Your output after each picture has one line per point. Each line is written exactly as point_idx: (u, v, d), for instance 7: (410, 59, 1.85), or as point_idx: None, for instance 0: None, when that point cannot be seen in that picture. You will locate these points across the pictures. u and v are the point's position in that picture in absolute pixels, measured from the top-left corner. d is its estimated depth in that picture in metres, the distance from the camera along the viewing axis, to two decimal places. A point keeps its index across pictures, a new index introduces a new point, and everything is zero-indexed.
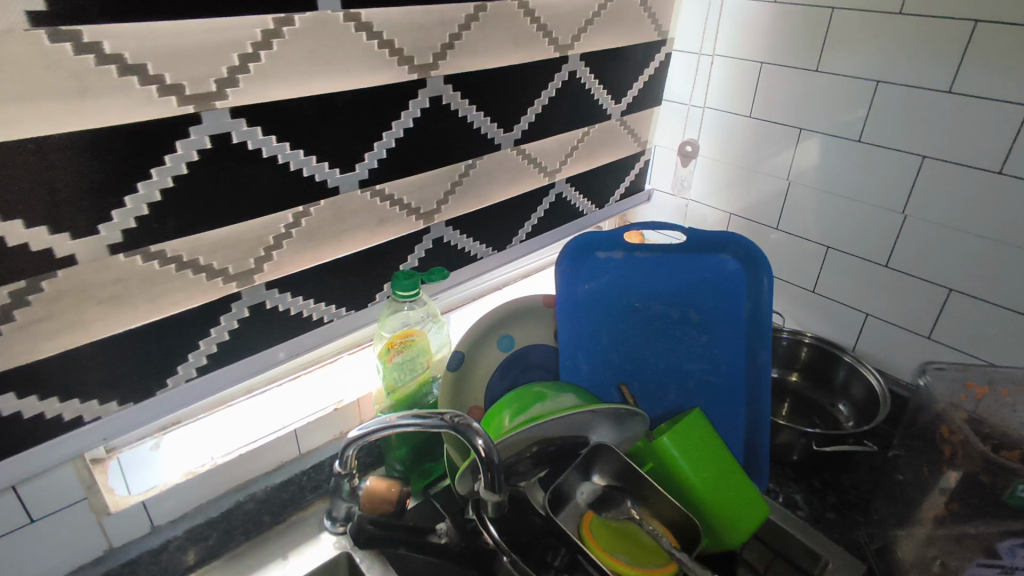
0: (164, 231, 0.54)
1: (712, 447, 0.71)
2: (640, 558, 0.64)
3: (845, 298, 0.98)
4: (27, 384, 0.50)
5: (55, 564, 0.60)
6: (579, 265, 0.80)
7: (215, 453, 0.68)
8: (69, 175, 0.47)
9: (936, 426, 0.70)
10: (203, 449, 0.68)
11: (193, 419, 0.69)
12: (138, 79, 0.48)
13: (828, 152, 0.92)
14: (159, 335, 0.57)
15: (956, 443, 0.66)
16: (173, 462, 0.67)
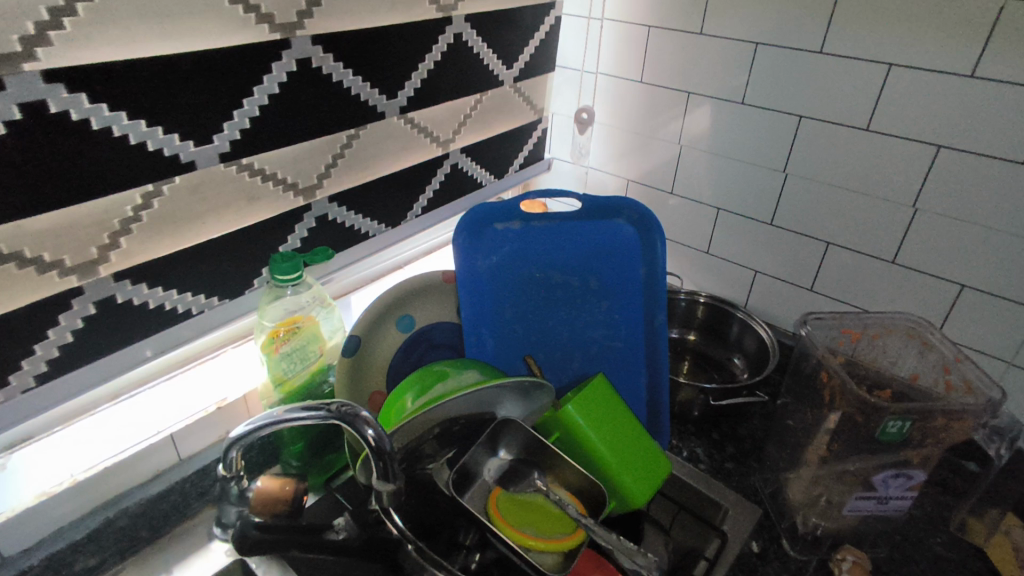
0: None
1: (616, 411, 0.73)
2: (546, 528, 0.63)
3: (736, 257, 1.02)
4: None
5: None
6: (478, 237, 0.78)
7: (75, 469, 0.61)
8: None
9: (817, 373, 0.72)
10: (60, 466, 0.61)
11: (48, 433, 0.62)
12: None
13: (715, 115, 0.94)
14: None
15: (835, 386, 0.68)
16: (22, 484, 0.59)
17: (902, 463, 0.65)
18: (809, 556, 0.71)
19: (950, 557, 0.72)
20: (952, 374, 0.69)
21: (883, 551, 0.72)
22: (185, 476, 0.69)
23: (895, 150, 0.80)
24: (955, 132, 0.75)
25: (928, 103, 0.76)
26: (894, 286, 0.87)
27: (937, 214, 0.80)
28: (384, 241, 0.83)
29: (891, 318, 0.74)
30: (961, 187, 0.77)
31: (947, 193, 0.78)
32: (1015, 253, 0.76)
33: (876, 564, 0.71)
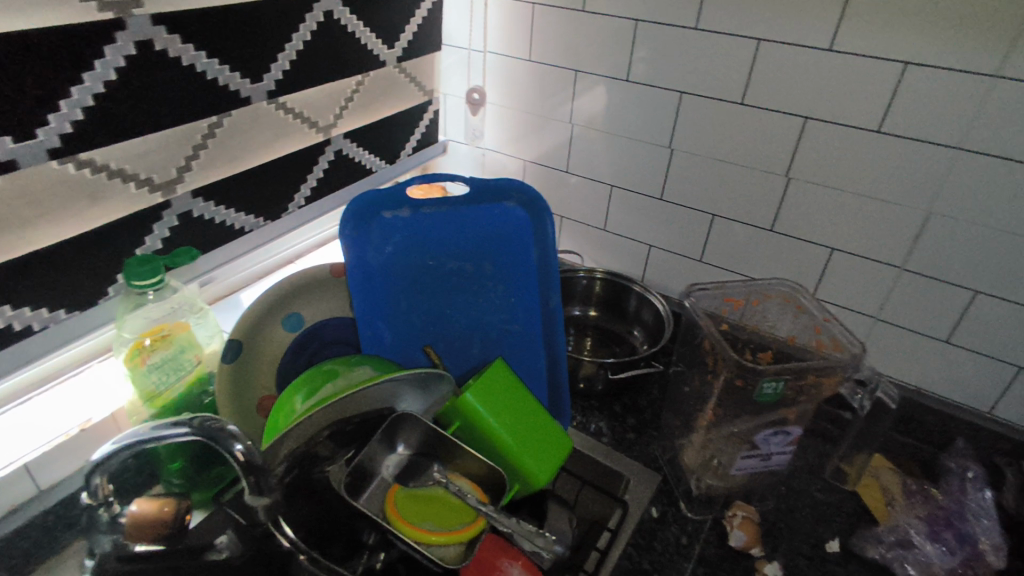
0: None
1: (516, 394, 0.73)
2: (446, 521, 0.61)
3: (631, 233, 1.04)
4: None
5: None
6: (367, 228, 0.75)
7: None
8: None
9: (699, 341, 0.75)
10: None
11: None
12: None
13: (603, 94, 0.95)
14: None
15: (714, 353, 0.71)
16: None
17: (780, 421, 0.68)
18: (705, 515, 0.76)
19: (829, 501, 0.78)
20: (821, 333, 0.74)
21: (770, 502, 0.78)
22: (47, 508, 0.62)
23: (768, 123, 0.84)
24: (818, 104, 0.79)
25: (794, 77, 0.79)
26: (775, 253, 0.92)
27: (808, 183, 0.84)
28: (265, 235, 0.78)
29: (768, 285, 0.78)
30: (828, 156, 0.81)
31: (815, 163, 0.83)
32: (875, 216, 0.81)
33: (763, 515, 0.76)
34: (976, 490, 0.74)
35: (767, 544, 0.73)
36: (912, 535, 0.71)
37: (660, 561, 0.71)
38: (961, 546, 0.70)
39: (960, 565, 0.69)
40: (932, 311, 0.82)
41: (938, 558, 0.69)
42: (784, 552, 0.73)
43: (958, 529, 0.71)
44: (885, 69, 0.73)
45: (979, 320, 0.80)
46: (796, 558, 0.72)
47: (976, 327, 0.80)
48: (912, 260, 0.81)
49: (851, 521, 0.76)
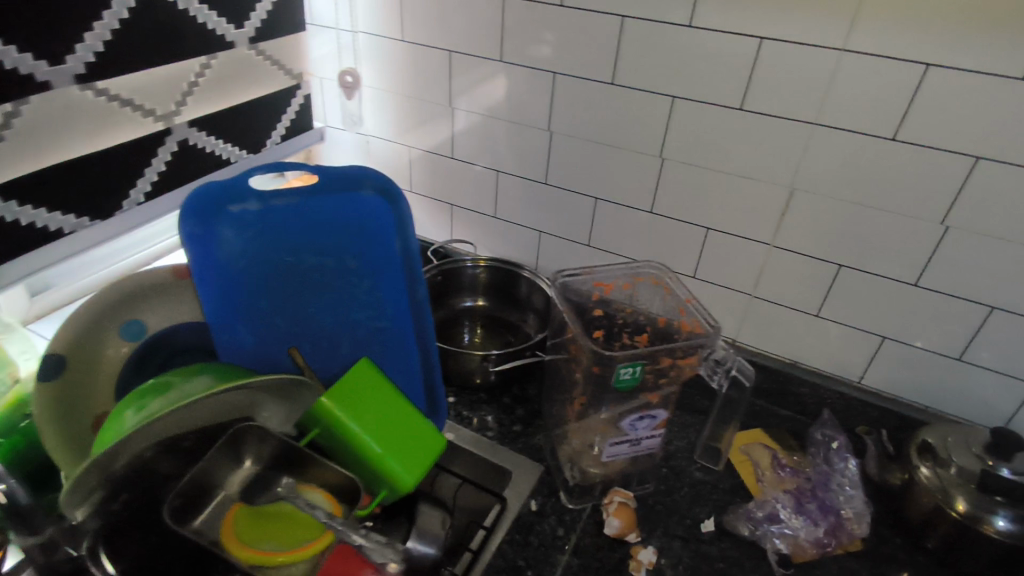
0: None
1: (380, 395, 0.69)
2: (291, 538, 0.58)
3: (520, 219, 1.02)
4: None
5: None
6: (213, 226, 0.69)
7: None
8: None
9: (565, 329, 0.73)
10: None
11: None
12: None
13: (477, 76, 0.92)
14: None
15: (573, 341, 0.69)
16: None
17: (645, 405, 0.67)
18: (584, 504, 0.75)
19: (707, 479, 0.79)
20: (685, 314, 0.73)
21: (649, 485, 0.78)
22: None
23: (638, 102, 0.82)
24: (683, 83, 0.78)
25: (659, 54, 0.78)
26: (655, 235, 0.91)
27: (680, 163, 0.83)
28: (77, 243, 0.69)
29: (637, 266, 0.78)
30: (697, 135, 0.81)
31: (685, 143, 0.82)
32: (745, 194, 0.81)
33: (642, 499, 0.76)
34: (841, 460, 0.76)
35: (644, 529, 0.73)
36: (779, 510, 0.72)
37: (535, 556, 0.69)
38: (824, 516, 0.72)
39: (823, 534, 0.71)
40: (803, 286, 0.84)
41: (802, 530, 0.71)
42: (660, 534, 0.73)
43: (822, 501, 0.73)
44: (742, 45, 0.73)
45: (846, 293, 0.81)
46: (671, 540, 0.72)
47: (843, 299, 0.82)
48: (781, 237, 0.82)
49: (727, 498, 0.77)
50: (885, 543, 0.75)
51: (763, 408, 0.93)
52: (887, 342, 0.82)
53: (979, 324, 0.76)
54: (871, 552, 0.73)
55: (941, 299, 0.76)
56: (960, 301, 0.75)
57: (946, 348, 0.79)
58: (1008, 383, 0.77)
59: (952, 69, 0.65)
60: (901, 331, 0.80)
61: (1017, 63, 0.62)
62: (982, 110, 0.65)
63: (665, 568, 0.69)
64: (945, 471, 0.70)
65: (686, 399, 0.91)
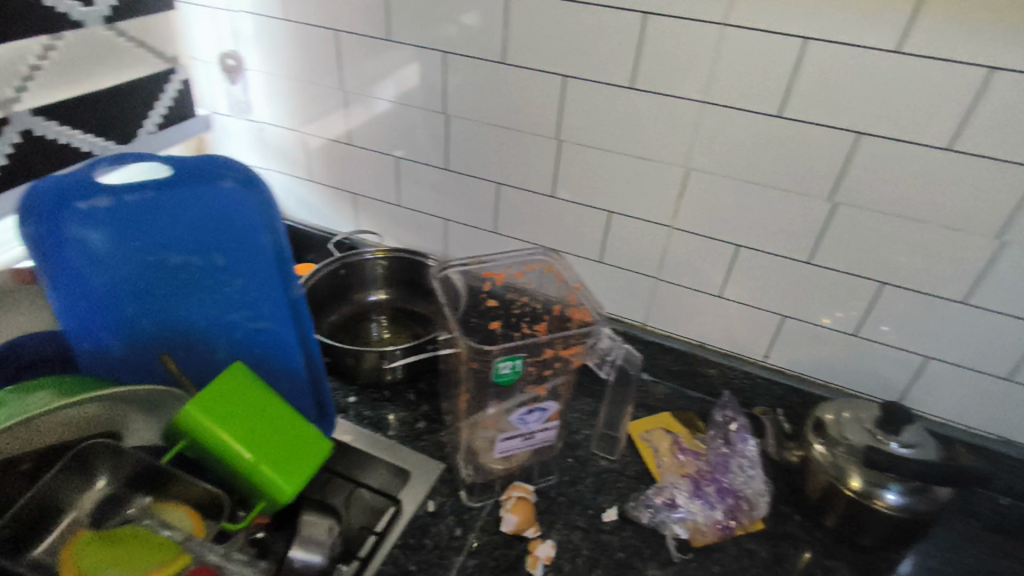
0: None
1: (256, 400, 0.65)
2: (134, 565, 0.52)
3: (425, 207, 0.98)
4: None
5: None
6: (58, 224, 0.61)
7: None
8: None
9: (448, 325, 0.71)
10: None
11: None
12: None
13: (367, 57, 0.87)
14: None
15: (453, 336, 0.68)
16: None
17: (534, 398, 0.66)
18: (484, 501, 0.72)
19: (613, 467, 0.78)
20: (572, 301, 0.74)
21: (553, 477, 0.76)
22: None
23: (528, 82, 0.79)
24: (573, 61, 0.75)
25: (548, 30, 0.75)
26: (559, 220, 0.88)
27: (576, 145, 0.81)
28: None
29: (523, 254, 0.77)
30: (591, 115, 0.78)
31: (579, 123, 0.79)
32: (642, 175, 0.80)
33: (544, 492, 0.74)
34: (741, 441, 0.76)
35: (543, 522, 0.71)
36: (676, 495, 0.71)
37: (427, 559, 0.66)
38: (722, 499, 0.71)
39: (722, 517, 0.70)
40: (704, 266, 0.83)
41: (698, 517, 0.70)
42: (560, 527, 0.71)
43: (720, 483, 0.72)
44: (626, 21, 0.70)
45: (745, 272, 0.81)
46: (571, 531, 0.70)
47: (743, 279, 0.81)
48: (680, 218, 0.80)
49: (631, 485, 0.76)
50: (785, 521, 0.75)
51: (674, 391, 0.93)
52: (787, 320, 0.82)
53: (870, 299, 0.76)
54: (771, 531, 0.73)
55: (834, 275, 0.76)
56: (851, 277, 0.76)
57: (842, 324, 0.79)
58: (899, 355, 0.78)
59: (829, 42, 0.64)
60: (799, 309, 0.80)
61: (889, 35, 0.61)
62: (857, 84, 0.65)
63: (563, 562, 0.67)
64: (837, 449, 0.70)
65: (595, 386, 0.89)
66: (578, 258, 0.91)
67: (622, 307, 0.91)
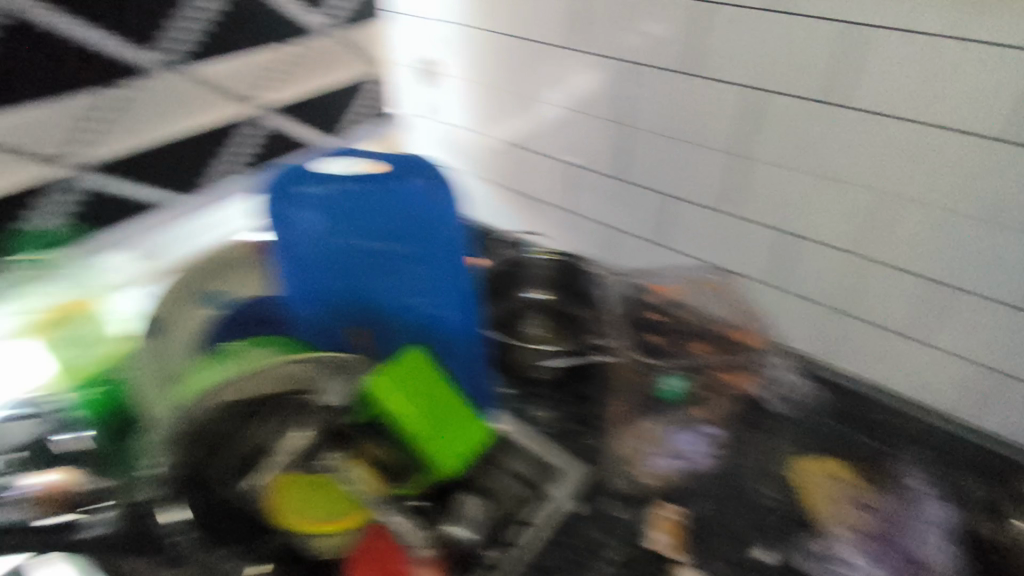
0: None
1: (429, 381, 0.71)
2: (327, 512, 0.62)
3: (600, 216, 1.00)
4: None
5: None
6: (288, 205, 0.73)
7: None
8: None
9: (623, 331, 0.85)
10: None
11: None
12: None
13: (557, 66, 0.92)
14: None
15: (618, 349, 0.84)
16: None
17: (687, 420, 0.78)
18: (634, 513, 0.72)
19: (773, 506, 0.72)
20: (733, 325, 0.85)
21: (709, 504, 0.73)
22: None
23: (714, 96, 0.80)
24: (768, 77, 0.76)
25: (751, 47, 0.75)
26: (736, 237, 0.88)
27: (769, 164, 0.80)
28: (122, 236, 0.77)
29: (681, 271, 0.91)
30: (782, 133, 0.78)
31: (772, 141, 0.79)
32: (834, 200, 0.78)
33: (699, 518, 0.71)
34: (922, 504, 0.70)
35: (695, 548, 0.69)
36: (842, 549, 0.66)
37: (563, 560, 0.68)
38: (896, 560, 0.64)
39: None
40: (896, 301, 0.80)
41: (871, 573, 0.63)
42: (711, 556, 0.68)
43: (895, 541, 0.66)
44: (831, 37, 0.70)
45: (946, 313, 0.77)
46: (721, 562, 0.68)
47: (934, 316, 0.78)
48: (871, 249, 0.78)
49: (788, 526, 0.70)
50: None
51: None
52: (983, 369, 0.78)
53: None
54: None
55: None
56: None
57: None
58: None
59: None
60: (998, 358, 0.76)
61: None
62: None
63: None
64: None
65: (760, 420, 0.81)
66: (757, 282, 0.90)
67: (803, 334, 0.90)
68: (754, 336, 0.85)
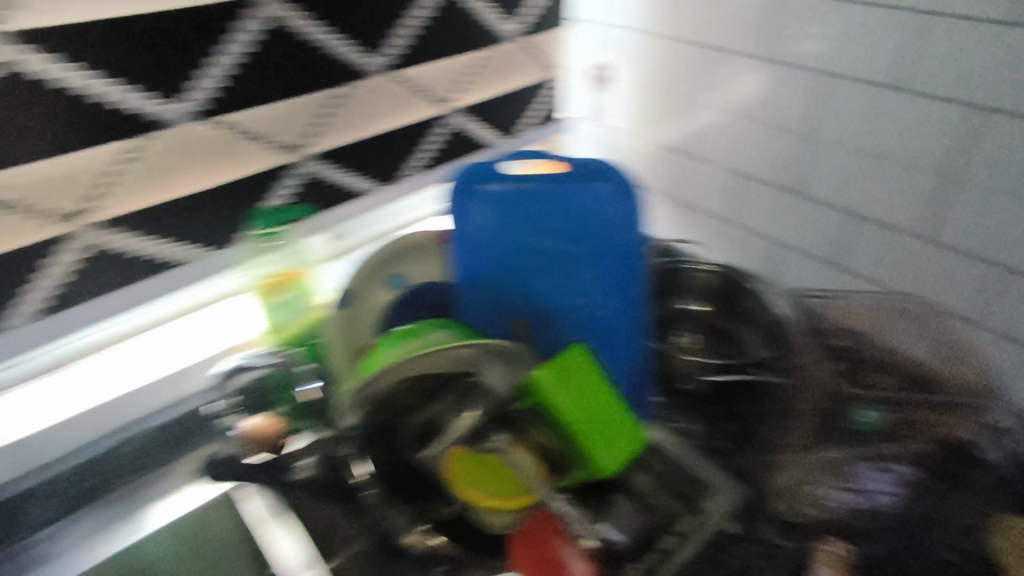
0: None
1: (591, 380, 0.71)
2: (498, 489, 0.67)
3: (765, 228, 0.96)
4: None
5: None
6: (471, 200, 0.77)
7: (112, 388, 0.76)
8: None
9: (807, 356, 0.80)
10: (90, 393, 0.75)
11: (72, 363, 0.75)
12: None
13: (736, 74, 0.90)
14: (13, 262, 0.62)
15: (803, 373, 0.78)
16: (63, 404, 0.73)
17: (880, 457, 0.72)
18: (797, 543, 0.69)
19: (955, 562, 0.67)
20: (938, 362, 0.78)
21: (881, 547, 0.69)
22: (183, 413, 0.80)
23: (919, 109, 0.75)
24: (991, 92, 0.70)
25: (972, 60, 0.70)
26: (926, 263, 0.82)
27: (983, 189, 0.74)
28: (327, 218, 0.85)
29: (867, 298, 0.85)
30: (1000, 156, 0.72)
31: (988, 162, 0.73)
32: None
33: (869, 562, 0.68)
34: None
35: None
36: None
37: None
38: None
39: None
40: None
41: None
42: None
43: None
44: None
45: None
46: None
47: None
48: None
49: None
50: None
51: None
52: None
53: None
54: None
55: None
56: None
57: None
58: None
59: None
60: None
61: None
62: None
63: None
64: None
65: (959, 472, 0.74)
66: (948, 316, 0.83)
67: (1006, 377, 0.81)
68: (962, 379, 0.76)
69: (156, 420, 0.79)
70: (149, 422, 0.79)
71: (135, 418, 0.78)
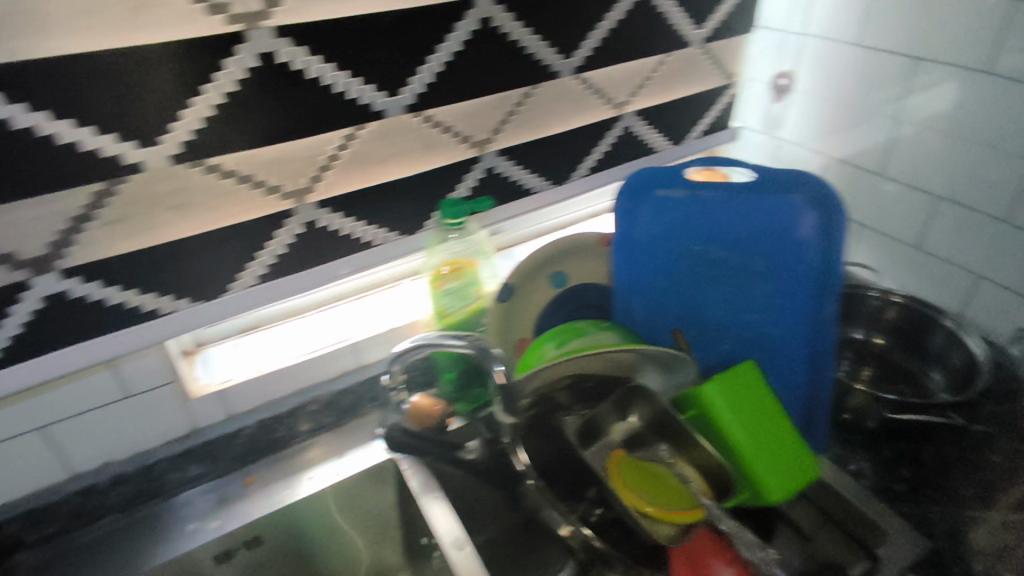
0: (207, 124, 0.59)
1: (761, 398, 0.67)
2: (661, 498, 0.66)
3: (962, 259, 0.87)
4: (130, 271, 0.62)
5: (155, 430, 0.75)
6: (642, 204, 0.76)
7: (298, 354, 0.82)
8: (170, 91, 0.57)
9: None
10: (279, 356, 0.81)
11: (273, 324, 0.86)
12: (207, 8, 0.55)
13: (943, 87, 0.81)
14: (231, 237, 0.66)
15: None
16: (257, 364, 0.80)
17: None
18: None
19: None
20: None
21: None
22: (357, 380, 0.86)
23: None
24: None
25: None
26: None
27: None
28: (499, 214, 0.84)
29: None
30: None
31: None
32: None
33: None
34: None
35: None
36: None
37: None
38: None
39: None
40: None
41: None
42: None
43: None
44: None
45: None
46: None
47: None
48: None
49: None
50: None
51: None
52: None
53: None
54: None
55: None
56: None
57: None
58: None
59: None
60: None
61: None
62: None
63: None
64: None
65: None
66: None
67: None
68: None
69: (332, 386, 0.85)
70: (328, 387, 0.85)
71: (318, 381, 0.84)
